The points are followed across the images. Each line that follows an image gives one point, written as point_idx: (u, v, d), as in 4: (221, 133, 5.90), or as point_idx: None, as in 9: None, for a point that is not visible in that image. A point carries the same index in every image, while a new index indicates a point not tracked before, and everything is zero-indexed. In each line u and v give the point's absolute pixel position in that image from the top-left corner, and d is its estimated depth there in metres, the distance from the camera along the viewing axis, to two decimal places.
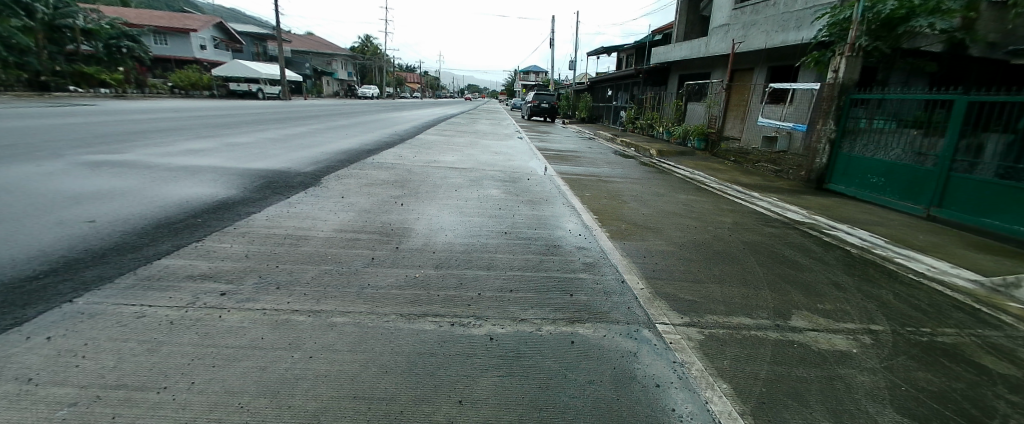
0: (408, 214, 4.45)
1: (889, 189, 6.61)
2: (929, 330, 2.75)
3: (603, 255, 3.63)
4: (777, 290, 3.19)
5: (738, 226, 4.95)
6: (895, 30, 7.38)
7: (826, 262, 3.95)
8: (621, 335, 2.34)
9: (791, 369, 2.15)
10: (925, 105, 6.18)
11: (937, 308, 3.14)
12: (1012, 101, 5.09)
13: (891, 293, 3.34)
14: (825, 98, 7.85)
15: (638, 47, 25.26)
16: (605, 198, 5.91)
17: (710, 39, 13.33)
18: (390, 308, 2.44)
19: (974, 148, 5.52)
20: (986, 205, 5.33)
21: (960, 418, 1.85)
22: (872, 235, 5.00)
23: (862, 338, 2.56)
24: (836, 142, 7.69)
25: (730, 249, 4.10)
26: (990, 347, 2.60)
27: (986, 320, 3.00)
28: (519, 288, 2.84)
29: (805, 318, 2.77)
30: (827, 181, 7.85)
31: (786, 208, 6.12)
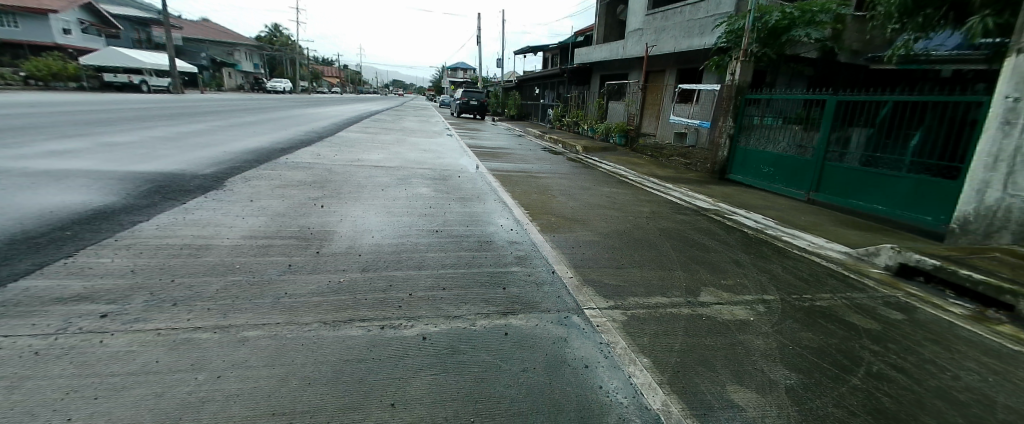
0: (330, 216, 4.19)
1: (778, 178, 7.53)
2: (810, 296, 3.18)
3: (533, 248, 3.71)
4: (689, 270, 3.50)
5: (655, 215, 5.33)
6: (779, 38, 8.44)
7: (729, 243, 4.40)
8: (553, 323, 2.41)
9: (702, 338, 2.41)
10: (803, 104, 7.13)
11: (816, 277, 3.64)
12: (869, 99, 6.04)
13: (780, 266, 3.82)
14: (725, 98, 8.72)
15: (561, 48, 26.05)
16: (534, 193, 6.03)
17: (626, 42, 14.14)
18: (312, 316, 2.28)
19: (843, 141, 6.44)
20: (853, 188, 6.29)
21: (835, 368, 2.22)
22: (765, 217, 5.67)
23: (757, 307, 2.90)
24: (735, 136, 8.57)
25: (649, 236, 4.41)
26: (856, 307, 3.08)
27: (853, 284, 3.56)
28: (452, 285, 2.81)
29: (712, 293, 3.07)
30: (729, 172, 8.73)
31: (695, 197, 6.70)
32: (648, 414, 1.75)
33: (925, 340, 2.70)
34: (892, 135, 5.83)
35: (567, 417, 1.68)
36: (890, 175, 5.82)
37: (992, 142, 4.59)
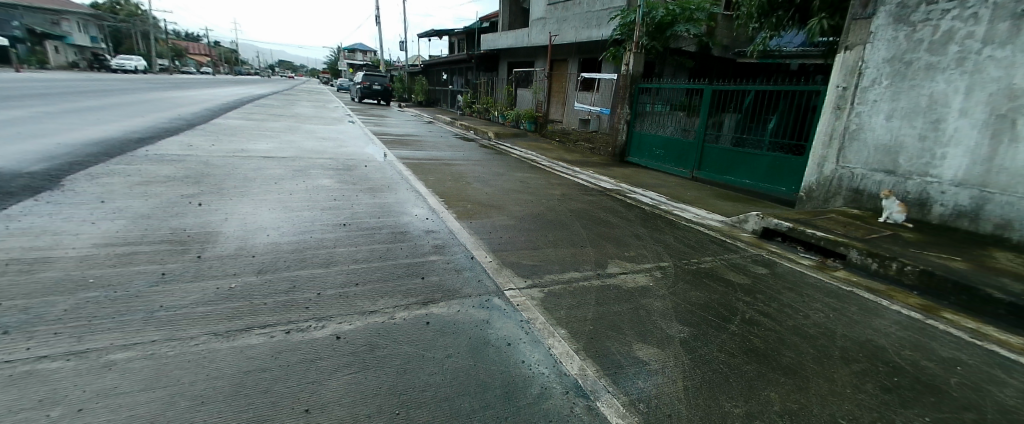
0: (212, 215, 3.71)
1: (669, 159, 8.37)
2: (696, 260, 3.65)
3: (450, 235, 3.68)
4: (597, 246, 3.76)
5: (565, 197, 5.61)
6: (665, 33, 9.33)
7: (630, 219, 4.80)
8: (474, 307, 2.44)
9: (610, 307, 2.66)
10: (686, 93, 7.96)
11: (702, 243, 4.16)
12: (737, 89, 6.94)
13: (672, 237, 4.28)
14: (621, 87, 9.38)
15: (467, 33, 25.79)
16: (447, 181, 5.96)
17: (531, 30, 14.46)
18: (199, 329, 2.02)
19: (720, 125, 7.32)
20: (728, 166, 7.22)
21: (717, 318, 2.66)
22: (659, 195, 6.27)
23: (655, 273, 3.26)
24: (632, 122, 9.30)
25: (560, 217, 4.62)
26: (732, 266, 3.62)
27: (730, 247, 4.15)
28: (365, 280, 2.68)
29: (617, 265, 3.36)
30: (628, 155, 9.47)
31: (600, 179, 7.17)
32: (568, 381, 1.92)
33: (783, 288, 3.30)
34: (756, 120, 6.77)
35: (493, 394, 1.74)
36: (755, 154, 6.79)
37: (827, 124, 5.60)
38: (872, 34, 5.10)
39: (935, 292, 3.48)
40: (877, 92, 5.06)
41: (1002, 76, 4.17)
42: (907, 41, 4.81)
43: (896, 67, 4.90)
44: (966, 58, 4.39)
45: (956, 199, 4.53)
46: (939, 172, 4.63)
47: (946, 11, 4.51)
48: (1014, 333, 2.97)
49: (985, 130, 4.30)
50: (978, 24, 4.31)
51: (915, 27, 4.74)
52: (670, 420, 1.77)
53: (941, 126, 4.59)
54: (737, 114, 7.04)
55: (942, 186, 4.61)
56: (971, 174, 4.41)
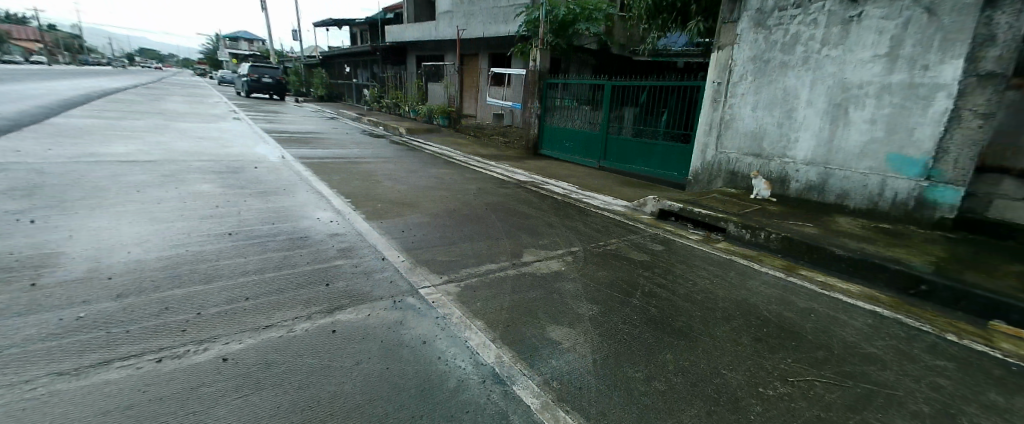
0: (55, 233, 3.10)
1: (578, 151, 8.81)
2: (603, 243, 3.94)
3: (358, 237, 3.49)
4: (512, 237, 3.83)
5: (480, 191, 5.61)
6: (567, 30, 9.75)
7: (544, 209, 4.96)
8: (386, 309, 2.34)
9: (525, 293, 2.75)
10: (590, 88, 8.40)
11: (609, 228, 4.46)
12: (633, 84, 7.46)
13: (583, 223, 4.51)
14: (530, 82, 9.62)
15: (371, 24, 24.52)
16: (354, 180, 5.63)
17: (438, 24, 14.17)
18: (36, 370, 1.67)
19: (621, 118, 7.83)
20: (629, 155, 7.79)
21: (619, 293, 2.97)
22: (570, 185, 6.56)
23: (567, 258, 3.46)
24: (542, 116, 9.61)
25: (475, 211, 4.62)
26: (635, 247, 3.97)
27: (633, 229, 4.53)
28: (259, 293, 2.43)
29: (532, 253, 3.47)
30: (541, 148, 9.78)
31: (514, 172, 7.29)
32: (486, 370, 1.93)
33: (676, 261, 3.74)
34: (651, 112, 7.36)
35: (407, 395, 1.69)
36: (652, 144, 7.39)
37: (707, 115, 6.30)
38: (738, 36, 5.81)
39: (794, 253, 4.11)
40: (745, 86, 5.80)
41: (835, 72, 5.02)
42: (766, 42, 5.56)
43: (758, 65, 5.65)
44: (808, 57, 5.21)
45: (807, 175, 5.38)
46: (794, 153, 5.47)
47: (794, 17, 5.28)
48: (851, 282, 3.63)
49: (825, 117, 5.14)
50: (817, 28, 5.11)
51: (771, 30, 5.50)
52: (582, 393, 1.90)
53: (793, 114, 5.40)
54: (635, 107, 7.58)
55: (797, 165, 5.44)
56: (817, 154, 5.26)
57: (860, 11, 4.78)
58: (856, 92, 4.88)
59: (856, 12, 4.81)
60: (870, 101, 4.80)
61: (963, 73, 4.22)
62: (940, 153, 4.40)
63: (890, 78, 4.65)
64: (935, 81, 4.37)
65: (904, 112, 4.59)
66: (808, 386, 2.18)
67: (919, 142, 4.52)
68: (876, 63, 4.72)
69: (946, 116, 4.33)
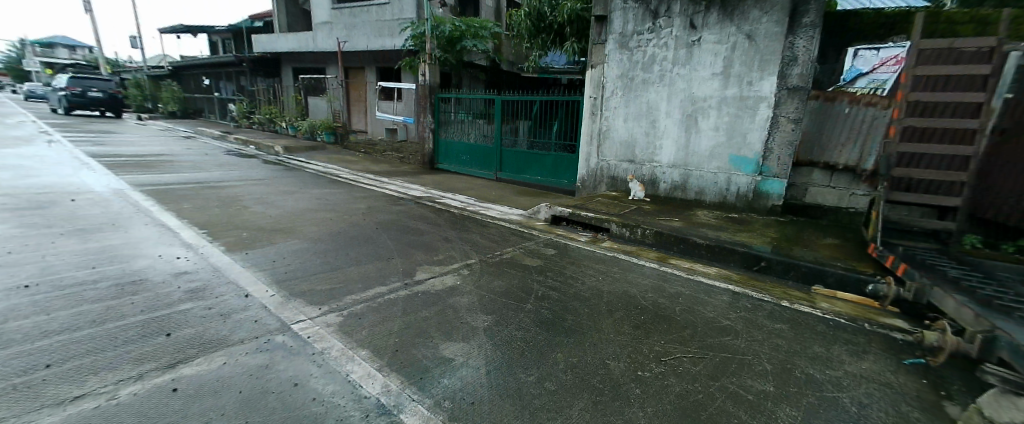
0: None
1: (475, 163, 8.90)
2: (499, 253, 4.00)
3: (216, 273, 3.02)
4: (405, 255, 3.67)
5: (369, 210, 5.31)
6: (456, 46, 9.69)
7: (439, 224, 4.86)
8: (248, 353, 2.05)
9: (417, 313, 2.63)
10: (483, 102, 8.50)
11: (504, 237, 4.54)
12: (523, 99, 7.70)
13: (479, 235, 4.52)
14: (420, 96, 9.44)
15: (235, 33, 21.98)
16: (215, 208, 4.91)
17: (316, 35, 13.24)
18: None
19: (514, 130, 8.08)
20: (523, 166, 8.08)
21: (513, 300, 3.02)
22: (466, 197, 6.56)
23: (462, 271, 3.42)
24: (435, 130, 9.51)
25: (364, 231, 4.34)
26: (530, 254, 4.09)
27: (527, 236, 4.67)
28: (70, 356, 1.95)
29: (426, 270, 3.36)
30: (436, 162, 9.68)
31: (407, 188, 7.06)
32: (369, 403, 1.79)
33: (568, 263, 3.94)
34: (540, 125, 7.70)
35: None
36: (543, 154, 7.75)
37: (587, 126, 6.79)
38: (607, 56, 6.41)
39: (666, 245, 4.59)
40: (616, 100, 6.41)
41: (685, 87, 5.80)
42: (629, 61, 6.21)
43: (625, 81, 6.28)
44: (664, 75, 5.94)
45: (672, 177, 6.09)
46: (660, 158, 6.16)
47: (649, 40, 6.00)
48: (712, 266, 4.17)
49: (681, 126, 5.90)
50: (668, 50, 5.86)
51: (632, 51, 6.16)
52: (474, 407, 1.86)
53: (657, 124, 6.10)
54: (527, 121, 7.83)
55: (664, 168, 6.14)
56: (678, 158, 6.00)
57: (699, 36, 5.60)
58: (702, 104, 5.70)
59: (696, 37, 5.62)
60: (713, 111, 5.63)
61: (776, 88, 5.17)
62: (766, 152, 5.35)
63: (726, 92, 5.51)
64: (758, 94, 5.29)
65: (738, 120, 5.47)
66: (678, 362, 2.45)
67: (751, 144, 5.42)
68: (715, 80, 5.57)
69: (768, 123, 5.27)
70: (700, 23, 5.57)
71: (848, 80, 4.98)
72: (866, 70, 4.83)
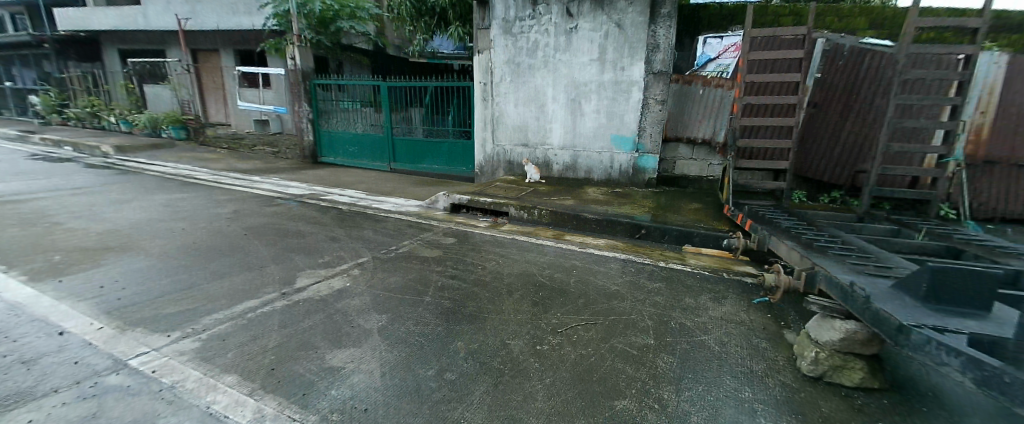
0: None
1: (364, 155, 8.37)
2: (394, 247, 3.81)
3: (14, 311, 2.38)
4: (283, 261, 3.28)
5: (237, 214, 4.65)
6: (329, 27, 8.64)
7: (324, 223, 4.45)
8: (66, 404, 1.66)
9: (299, 323, 2.38)
10: (369, 89, 7.89)
11: (399, 230, 4.34)
12: (413, 85, 7.31)
13: (371, 230, 4.25)
14: (291, 82, 8.39)
15: (30, 7, 17.36)
16: (15, 228, 3.87)
17: (147, 9, 10.90)
18: None
19: (406, 118, 7.72)
20: (417, 155, 7.81)
21: (410, 294, 2.90)
22: (356, 192, 6.12)
23: (352, 272, 3.18)
24: (315, 121, 8.69)
25: (230, 239, 3.79)
26: (428, 244, 3.97)
27: (424, 227, 4.51)
28: None
29: (309, 276, 3.04)
30: (320, 155, 8.91)
31: (286, 186, 6.34)
32: None
33: (467, 250, 3.90)
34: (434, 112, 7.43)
35: None
36: (435, 142, 7.56)
37: (479, 112, 6.73)
38: (491, 41, 6.39)
39: (561, 223, 4.80)
40: (505, 85, 6.46)
41: (567, 72, 6.05)
42: (513, 48, 6.28)
43: (512, 67, 6.35)
44: (547, 61, 6.12)
45: (563, 158, 6.37)
46: (551, 140, 6.39)
47: (530, 26, 6.11)
48: (602, 237, 4.47)
49: (567, 109, 6.17)
50: (549, 36, 6.04)
51: (516, 37, 6.23)
52: (368, 414, 1.74)
53: (544, 108, 6.30)
54: (420, 108, 7.48)
55: (555, 150, 6.39)
56: (567, 139, 6.28)
57: (575, 24, 5.86)
58: (584, 89, 6.01)
59: (573, 25, 5.87)
60: (593, 95, 5.98)
61: (644, 73, 5.66)
62: (641, 131, 5.85)
63: (603, 77, 5.88)
64: (630, 79, 5.75)
65: (616, 103, 5.89)
66: (572, 331, 2.58)
67: (628, 124, 5.89)
68: (593, 66, 5.90)
69: (640, 105, 5.77)
70: (576, 11, 5.82)
71: (700, 65, 5.67)
72: (714, 56, 5.55)
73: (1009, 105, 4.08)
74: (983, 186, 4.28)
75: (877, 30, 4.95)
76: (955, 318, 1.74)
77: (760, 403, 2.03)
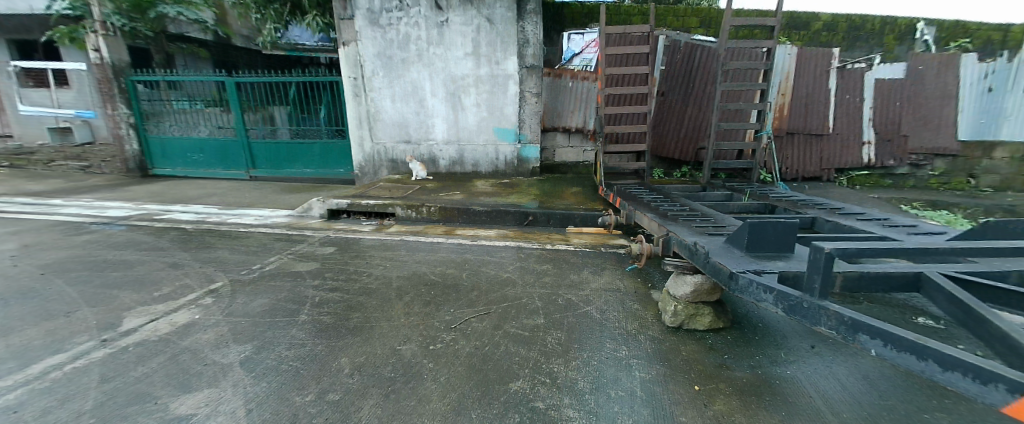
0: None
1: (212, 162, 7.25)
2: (257, 266, 3.38)
3: None
4: (103, 301, 2.70)
5: (31, 249, 3.66)
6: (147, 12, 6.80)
7: (162, 247, 3.75)
8: None
9: (127, 372, 2.02)
10: (217, 85, 6.79)
11: (263, 245, 3.87)
12: (274, 80, 6.48)
13: (226, 250, 3.71)
14: (99, 80, 6.80)
15: None
16: None
17: None
18: None
19: (267, 118, 6.88)
20: (282, 159, 7.03)
21: (279, 316, 2.61)
22: (205, 206, 5.28)
23: (204, 301, 2.76)
24: (140, 126, 7.23)
25: (19, 282, 2.97)
26: (300, 257, 3.61)
27: (294, 239, 4.07)
28: None
29: (142, 314, 2.55)
30: (152, 167, 7.48)
31: (106, 207, 5.18)
32: None
33: (348, 258, 3.62)
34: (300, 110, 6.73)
35: None
36: (303, 143, 6.87)
37: (352, 109, 6.27)
38: (357, 33, 5.96)
39: (450, 218, 4.73)
40: (378, 81, 6.11)
41: (443, 67, 5.96)
42: (383, 40, 5.95)
43: (383, 60, 6.02)
44: (421, 55, 5.95)
45: (449, 153, 6.29)
46: (434, 135, 6.25)
47: (399, 18, 5.84)
48: (492, 228, 4.52)
49: (447, 104, 6.09)
50: (420, 29, 5.86)
51: (384, 30, 5.91)
52: None
53: (423, 103, 6.13)
54: (286, 106, 6.70)
55: (439, 146, 6.27)
56: (450, 134, 6.20)
57: (445, 17, 5.76)
58: (462, 83, 5.98)
59: (443, 18, 5.77)
60: (472, 89, 5.99)
61: (518, 67, 5.83)
62: (521, 123, 6.04)
63: (479, 71, 5.92)
64: (506, 73, 5.88)
65: (494, 96, 5.98)
66: (466, 325, 2.55)
67: (508, 116, 6.03)
68: (468, 60, 5.90)
69: (517, 98, 5.94)
70: (445, 4, 5.71)
71: (567, 59, 6.02)
72: (577, 51, 5.94)
73: (799, 87, 5.12)
74: (787, 153, 5.34)
75: (705, 28, 5.79)
76: (770, 260, 2.13)
77: (635, 358, 2.26)
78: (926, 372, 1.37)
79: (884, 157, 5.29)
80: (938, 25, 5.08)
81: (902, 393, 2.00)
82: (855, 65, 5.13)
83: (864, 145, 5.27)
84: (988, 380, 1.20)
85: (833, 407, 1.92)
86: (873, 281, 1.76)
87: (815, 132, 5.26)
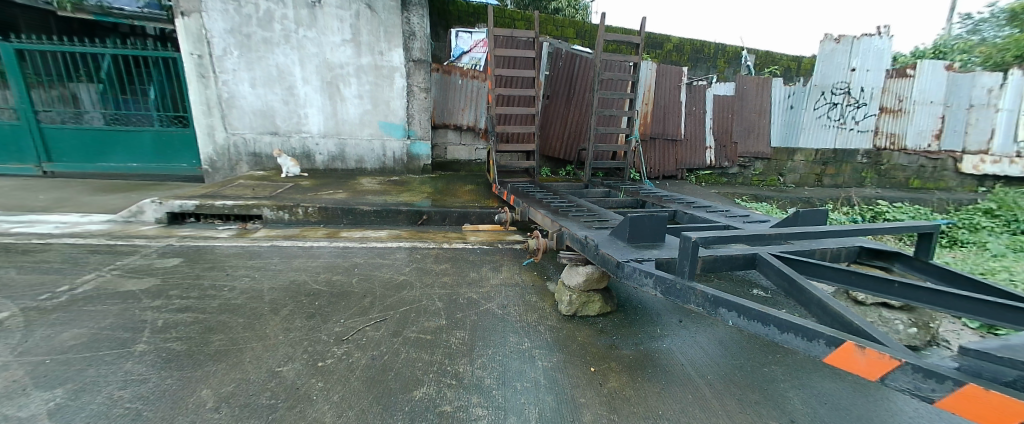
0: None
1: None
2: (66, 287, 2.64)
3: None
4: None
5: None
6: None
7: None
8: None
9: None
10: None
11: (73, 260, 3.03)
12: (77, 51, 5.15)
13: (12, 269, 2.83)
14: None
15: None
16: None
17: None
18: None
19: (69, 98, 5.40)
20: (95, 151, 5.60)
21: (108, 348, 2.09)
22: None
23: None
24: None
25: None
26: (132, 272, 2.92)
27: (122, 250, 3.27)
28: None
29: None
30: None
31: None
32: None
33: (203, 269, 3.04)
34: (124, 90, 5.45)
35: None
36: (127, 131, 5.57)
37: (197, 93, 5.25)
38: (202, 2, 5.02)
39: (332, 220, 4.30)
40: (233, 62, 5.24)
41: (316, 52, 5.39)
42: (237, 15, 5.13)
43: (239, 39, 5.19)
44: (289, 36, 5.29)
45: (327, 147, 5.72)
46: (308, 128, 5.62)
47: None
48: (381, 228, 4.23)
49: (323, 93, 5.53)
50: (286, 7, 5.20)
51: (239, 3, 5.10)
52: None
53: (293, 91, 5.47)
54: (98, 84, 5.39)
55: (315, 139, 5.66)
56: (328, 127, 5.65)
57: None
58: (340, 71, 5.49)
59: None
60: (352, 79, 5.54)
61: (404, 59, 5.57)
62: (409, 118, 5.78)
63: (361, 61, 5.50)
64: (391, 65, 5.57)
65: (379, 89, 5.62)
66: (360, 335, 2.33)
67: (395, 111, 5.72)
68: (347, 47, 5.43)
69: (404, 92, 5.67)
70: None
71: (456, 57, 5.96)
72: (466, 49, 5.94)
73: (659, 98, 5.87)
74: (651, 155, 6.12)
75: (581, 38, 6.28)
76: (647, 249, 2.37)
77: (536, 349, 2.32)
78: (769, 335, 1.63)
79: (720, 160, 6.39)
80: (754, 55, 6.62)
81: (748, 353, 2.42)
82: (697, 83, 6.11)
83: (706, 149, 6.30)
84: (813, 337, 1.49)
85: (700, 371, 2.23)
86: (724, 263, 2.07)
87: (671, 137, 6.10)
